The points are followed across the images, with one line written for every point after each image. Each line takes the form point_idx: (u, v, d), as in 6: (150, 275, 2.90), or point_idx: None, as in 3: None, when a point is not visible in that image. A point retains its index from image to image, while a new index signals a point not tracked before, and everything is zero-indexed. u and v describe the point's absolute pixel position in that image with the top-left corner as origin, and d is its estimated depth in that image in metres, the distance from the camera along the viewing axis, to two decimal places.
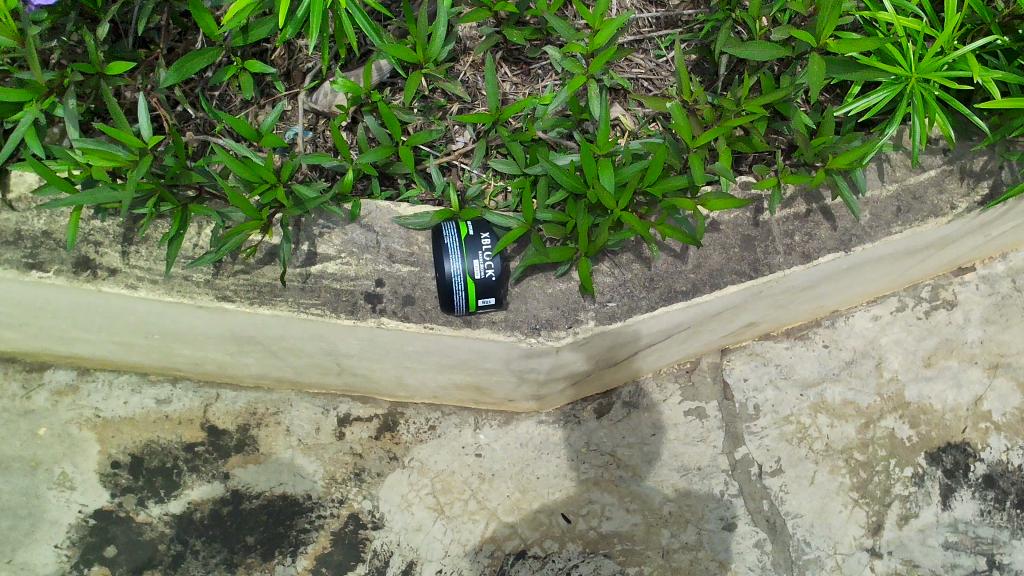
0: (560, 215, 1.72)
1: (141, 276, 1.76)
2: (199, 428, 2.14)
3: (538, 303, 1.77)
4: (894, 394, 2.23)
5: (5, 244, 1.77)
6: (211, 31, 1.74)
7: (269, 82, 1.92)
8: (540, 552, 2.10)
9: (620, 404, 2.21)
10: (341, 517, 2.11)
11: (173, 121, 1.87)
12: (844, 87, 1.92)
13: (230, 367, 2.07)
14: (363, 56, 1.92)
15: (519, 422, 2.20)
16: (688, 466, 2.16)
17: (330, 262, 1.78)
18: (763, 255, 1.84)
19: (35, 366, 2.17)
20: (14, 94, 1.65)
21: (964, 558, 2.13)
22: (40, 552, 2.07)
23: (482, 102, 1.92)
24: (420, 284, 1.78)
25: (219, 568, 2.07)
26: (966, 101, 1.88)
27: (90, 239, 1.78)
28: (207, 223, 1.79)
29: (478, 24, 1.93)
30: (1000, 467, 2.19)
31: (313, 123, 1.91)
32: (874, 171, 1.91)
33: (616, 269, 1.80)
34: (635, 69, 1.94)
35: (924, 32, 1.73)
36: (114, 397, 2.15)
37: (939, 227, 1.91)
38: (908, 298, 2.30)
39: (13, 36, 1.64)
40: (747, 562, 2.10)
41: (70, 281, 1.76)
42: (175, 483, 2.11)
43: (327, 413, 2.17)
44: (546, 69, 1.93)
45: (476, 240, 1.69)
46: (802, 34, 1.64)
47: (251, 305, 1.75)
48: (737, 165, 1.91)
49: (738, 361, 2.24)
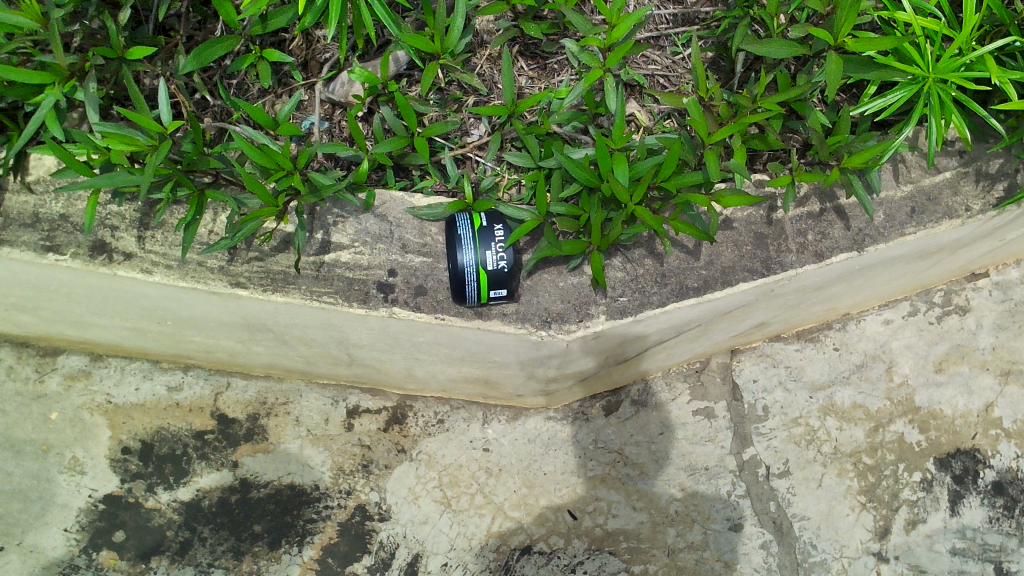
0: (573, 209, 1.72)
1: (156, 261, 1.78)
2: (209, 416, 2.15)
3: (549, 296, 1.78)
4: (904, 398, 2.22)
5: (23, 226, 1.79)
6: (232, 20, 1.74)
7: (287, 72, 1.94)
8: (545, 548, 2.10)
9: (629, 403, 2.20)
10: (348, 508, 2.11)
11: (192, 107, 1.89)
12: (860, 87, 1.92)
13: (242, 356, 2.08)
14: (380, 47, 1.92)
15: (527, 418, 2.20)
16: (695, 466, 2.15)
17: (343, 251, 1.79)
18: (775, 254, 1.83)
19: (48, 351, 2.18)
20: (36, 77, 1.66)
21: (971, 565, 2.12)
22: (49, 535, 2.09)
23: (498, 95, 1.93)
24: (433, 275, 1.78)
25: (226, 556, 2.08)
26: (983, 103, 1.87)
27: (107, 223, 1.79)
28: (222, 210, 1.80)
29: (495, 18, 1.94)
30: (1009, 474, 2.18)
31: (329, 113, 1.93)
32: (888, 171, 1.90)
33: (628, 264, 1.81)
34: (651, 65, 1.94)
35: (942, 32, 1.72)
36: (126, 382, 2.17)
37: (953, 229, 1.90)
38: (920, 302, 2.29)
39: (36, 19, 1.66)
40: (753, 563, 2.10)
41: (85, 264, 1.77)
42: (185, 470, 2.12)
43: (336, 404, 2.18)
44: (562, 63, 1.94)
45: (489, 231, 1.69)
46: (820, 32, 1.62)
47: (264, 292, 1.77)
48: (752, 163, 1.90)
49: (748, 361, 2.23)
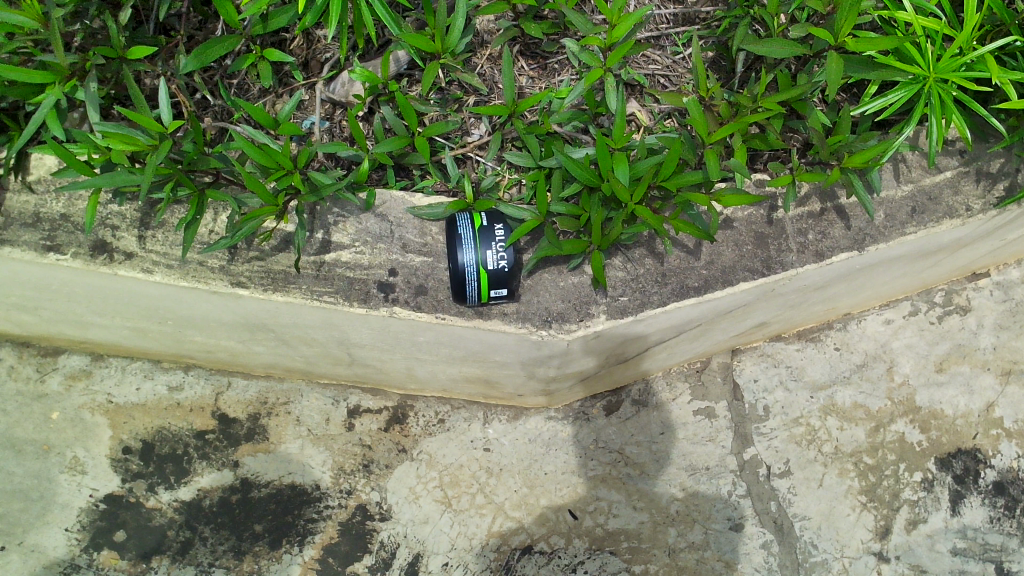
0: (573, 209, 1.72)
1: (156, 260, 1.78)
2: (210, 416, 2.15)
3: (550, 296, 1.78)
4: (905, 398, 2.22)
5: (24, 226, 1.80)
6: (232, 19, 1.74)
7: (288, 71, 1.94)
8: (546, 548, 2.10)
9: (630, 402, 2.20)
10: (349, 508, 2.11)
11: (192, 107, 1.89)
12: (861, 87, 1.92)
13: (242, 356, 2.09)
14: (381, 46, 1.92)
15: (528, 418, 2.20)
16: (696, 466, 2.15)
17: (344, 251, 1.79)
18: (776, 253, 1.83)
19: (49, 351, 2.19)
20: (36, 77, 1.67)
21: (972, 564, 2.12)
22: (50, 535, 2.09)
23: (498, 95, 1.94)
24: (434, 274, 1.78)
25: (226, 555, 2.08)
26: (984, 103, 1.87)
27: (108, 223, 1.79)
28: (223, 209, 1.80)
29: (496, 18, 1.94)
30: (1010, 475, 2.18)
31: (330, 113, 1.93)
32: (889, 171, 1.90)
33: (629, 264, 1.81)
34: (652, 65, 1.94)
35: (943, 32, 1.72)
36: (127, 381, 2.17)
37: (954, 228, 1.90)
38: (921, 302, 2.29)
39: (37, 19, 1.66)
40: (754, 562, 2.10)
41: (86, 264, 1.78)
42: (186, 470, 2.12)
43: (337, 404, 2.18)
44: (562, 63, 1.94)
45: (490, 231, 1.69)
46: (820, 32, 1.62)
47: (265, 292, 1.77)
48: (753, 163, 1.90)
49: (748, 361, 2.23)
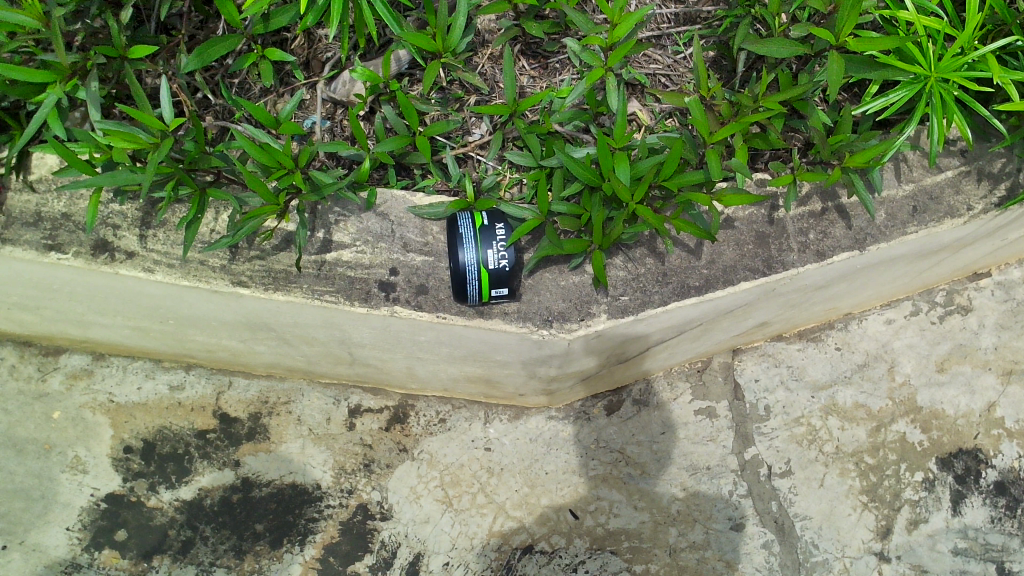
0: (574, 208, 1.72)
1: (158, 259, 1.78)
2: (211, 416, 2.15)
3: (550, 295, 1.78)
4: (906, 398, 2.22)
5: (26, 225, 1.80)
6: (234, 19, 1.74)
7: (289, 70, 1.94)
8: (547, 547, 2.10)
9: (631, 402, 2.20)
10: (349, 507, 2.11)
11: (194, 106, 1.90)
12: (862, 87, 1.92)
13: (243, 355, 2.09)
14: (382, 46, 1.92)
15: (529, 418, 2.20)
16: (697, 465, 2.15)
17: (344, 250, 1.79)
18: (777, 253, 1.83)
19: (50, 351, 2.19)
20: (37, 76, 1.67)
21: (973, 564, 2.11)
22: (51, 534, 2.09)
23: (499, 94, 1.94)
24: (435, 274, 1.78)
25: (227, 555, 2.08)
26: (985, 102, 1.87)
27: (109, 223, 1.80)
28: (224, 208, 1.81)
29: (496, 17, 1.95)
30: (1012, 474, 2.18)
31: (331, 112, 1.93)
32: (890, 171, 1.90)
33: (630, 263, 1.81)
34: (652, 65, 1.94)
35: (944, 32, 1.72)
36: (128, 381, 2.17)
37: (955, 228, 1.90)
38: (922, 302, 2.29)
39: (38, 18, 1.66)
40: (755, 562, 2.10)
41: (87, 263, 1.78)
42: (187, 469, 2.12)
43: (338, 403, 2.18)
44: (563, 63, 1.94)
45: (491, 230, 1.69)
46: (822, 31, 1.62)
47: (266, 291, 1.77)
48: (754, 163, 1.90)
49: (749, 361, 2.23)
